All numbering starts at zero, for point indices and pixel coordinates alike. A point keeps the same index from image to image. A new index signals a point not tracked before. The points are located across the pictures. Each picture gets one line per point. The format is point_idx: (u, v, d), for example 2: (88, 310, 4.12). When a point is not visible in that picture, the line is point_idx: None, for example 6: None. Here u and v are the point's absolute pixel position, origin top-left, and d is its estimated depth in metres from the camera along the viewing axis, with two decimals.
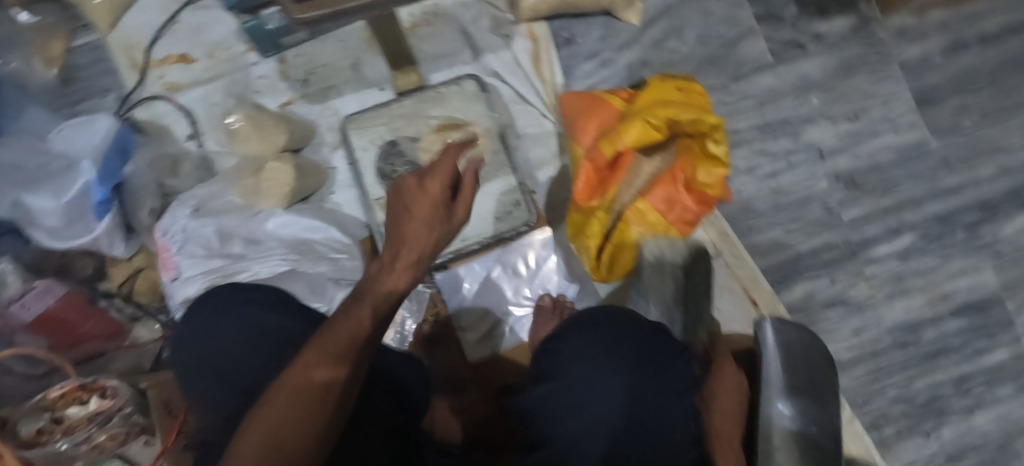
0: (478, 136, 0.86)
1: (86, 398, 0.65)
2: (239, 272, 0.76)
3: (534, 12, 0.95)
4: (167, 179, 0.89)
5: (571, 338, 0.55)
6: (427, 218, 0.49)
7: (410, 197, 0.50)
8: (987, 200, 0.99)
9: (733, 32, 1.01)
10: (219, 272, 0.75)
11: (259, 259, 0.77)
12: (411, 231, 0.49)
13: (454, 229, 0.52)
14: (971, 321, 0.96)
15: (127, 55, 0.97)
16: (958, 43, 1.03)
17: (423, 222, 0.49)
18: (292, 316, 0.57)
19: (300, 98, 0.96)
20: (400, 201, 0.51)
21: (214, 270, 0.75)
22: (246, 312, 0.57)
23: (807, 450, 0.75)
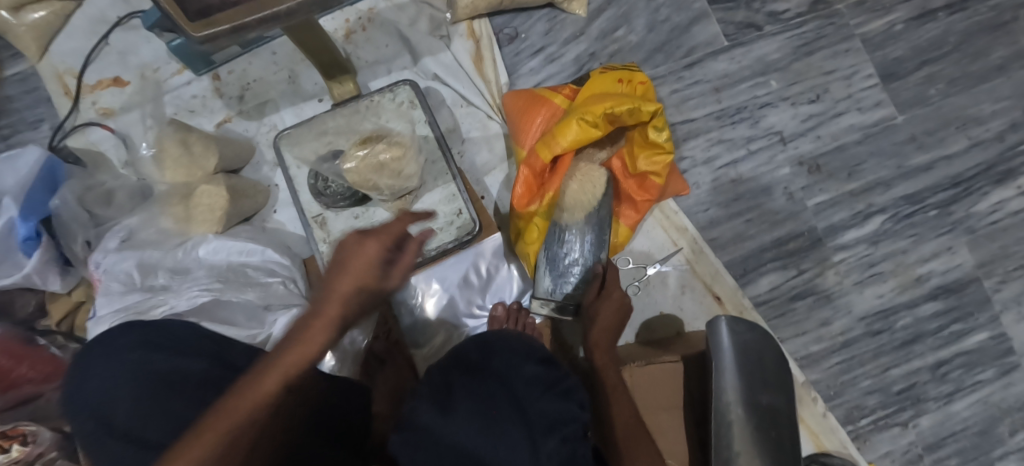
0: (407, 145, 0.81)
1: (7, 446, 0.62)
2: (157, 307, 0.71)
3: (473, 10, 0.92)
4: (98, 210, 0.85)
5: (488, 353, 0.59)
6: (371, 261, 0.46)
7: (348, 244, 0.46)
8: (959, 176, 0.95)
9: (684, 17, 0.97)
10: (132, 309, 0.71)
11: (178, 292, 0.73)
12: (341, 286, 0.45)
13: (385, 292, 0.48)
14: (946, 304, 0.92)
15: (58, 82, 0.94)
16: (922, 12, 0.98)
17: (366, 264, 0.45)
18: (182, 355, 0.58)
19: (237, 115, 0.93)
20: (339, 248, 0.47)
21: (130, 308, 0.71)
22: (129, 356, 0.56)
23: (765, 456, 0.71)
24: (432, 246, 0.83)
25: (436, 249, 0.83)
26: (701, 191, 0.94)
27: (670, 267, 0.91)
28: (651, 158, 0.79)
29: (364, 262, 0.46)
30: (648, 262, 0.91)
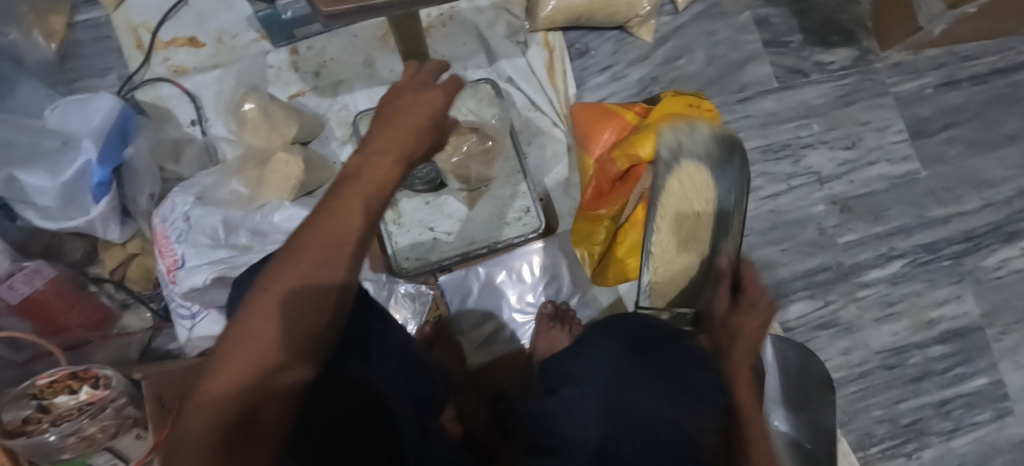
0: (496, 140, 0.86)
1: (77, 388, 0.62)
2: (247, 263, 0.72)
3: (550, 22, 0.96)
4: (167, 165, 0.86)
5: (608, 337, 0.59)
6: (422, 115, 0.55)
7: (406, 98, 0.56)
8: (971, 231, 1.03)
9: (741, 55, 1.04)
10: (223, 262, 0.72)
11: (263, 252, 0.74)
12: (399, 136, 0.53)
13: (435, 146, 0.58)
14: (952, 347, 1.00)
15: (131, 35, 0.94)
16: (950, 80, 1.07)
17: (420, 116, 0.55)
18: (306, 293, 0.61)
19: (310, 90, 0.94)
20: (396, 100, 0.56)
21: (219, 261, 0.72)
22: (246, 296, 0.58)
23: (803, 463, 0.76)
24: (500, 236, 0.88)
25: (501, 241, 0.87)
26: None
27: None
28: None
29: (419, 118, 0.55)
30: None
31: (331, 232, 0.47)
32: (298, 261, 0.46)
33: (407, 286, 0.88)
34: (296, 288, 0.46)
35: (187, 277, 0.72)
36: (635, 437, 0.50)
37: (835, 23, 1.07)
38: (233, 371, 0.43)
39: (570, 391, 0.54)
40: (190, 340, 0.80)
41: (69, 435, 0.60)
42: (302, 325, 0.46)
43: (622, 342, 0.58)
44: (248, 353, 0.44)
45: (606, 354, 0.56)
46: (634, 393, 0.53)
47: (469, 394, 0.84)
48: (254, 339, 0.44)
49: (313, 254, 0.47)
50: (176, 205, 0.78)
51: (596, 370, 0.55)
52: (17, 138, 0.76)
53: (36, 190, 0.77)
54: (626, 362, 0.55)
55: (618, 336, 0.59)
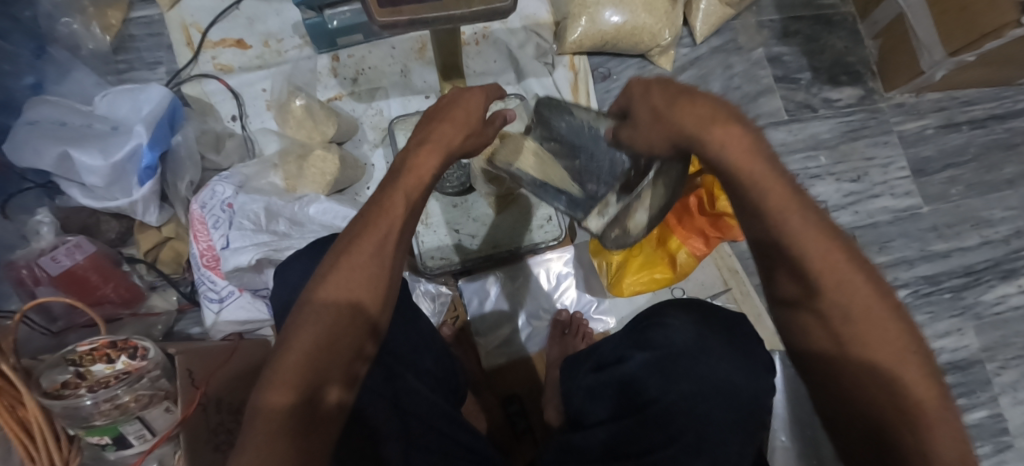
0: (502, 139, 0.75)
1: (114, 357, 0.65)
2: (290, 248, 0.77)
3: (577, 46, 1.03)
4: (210, 155, 0.90)
5: (676, 316, 0.59)
6: (471, 103, 0.59)
7: (460, 91, 0.60)
8: (971, 266, 1.07)
9: (754, 88, 1.10)
10: (267, 245, 0.76)
11: (305, 239, 0.79)
12: (452, 132, 0.58)
13: (486, 136, 0.62)
14: (954, 378, 1.02)
15: (182, 33, 0.99)
16: (950, 124, 1.13)
17: (465, 105, 0.59)
18: None
19: (348, 95, 1.00)
20: (450, 94, 0.60)
21: (263, 244, 0.76)
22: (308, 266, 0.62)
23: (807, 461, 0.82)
24: (523, 243, 0.90)
25: (523, 246, 0.90)
26: None
27: (718, 303, 0.98)
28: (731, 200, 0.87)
29: (452, 126, 0.58)
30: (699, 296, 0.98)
31: (378, 240, 0.51)
32: (347, 277, 0.50)
33: (426, 285, 0.92)
34: (345, 302, 0.49)
35: (232, 256, 0.74)
36: (708, 404, 0.54)
37: (843, 64, 1.13)
38: (288, 382, 0.46)
39: (635, 359, 0.58)
40: (217, 323, 0.83)
41: (104, 401, 0.61)
42: (350, 337, 0.49)
43: (697, 319, 0.59)
44: (307, 351, 0.47)
45: (693, 331, 0.57)
46: (716, 361, 0.55)
47: (486, 394, 0.88)
48: (309, 349, 0.47)
49: (362, 259, 0.51)
50: (216, 193, 0.81)
51: (671, 349, 0.57)
52: (70, 119, 0.82)
53: (84, 168, 0.79)
54: (713, 342, 0.57)
55: (689, 313, 0.60)
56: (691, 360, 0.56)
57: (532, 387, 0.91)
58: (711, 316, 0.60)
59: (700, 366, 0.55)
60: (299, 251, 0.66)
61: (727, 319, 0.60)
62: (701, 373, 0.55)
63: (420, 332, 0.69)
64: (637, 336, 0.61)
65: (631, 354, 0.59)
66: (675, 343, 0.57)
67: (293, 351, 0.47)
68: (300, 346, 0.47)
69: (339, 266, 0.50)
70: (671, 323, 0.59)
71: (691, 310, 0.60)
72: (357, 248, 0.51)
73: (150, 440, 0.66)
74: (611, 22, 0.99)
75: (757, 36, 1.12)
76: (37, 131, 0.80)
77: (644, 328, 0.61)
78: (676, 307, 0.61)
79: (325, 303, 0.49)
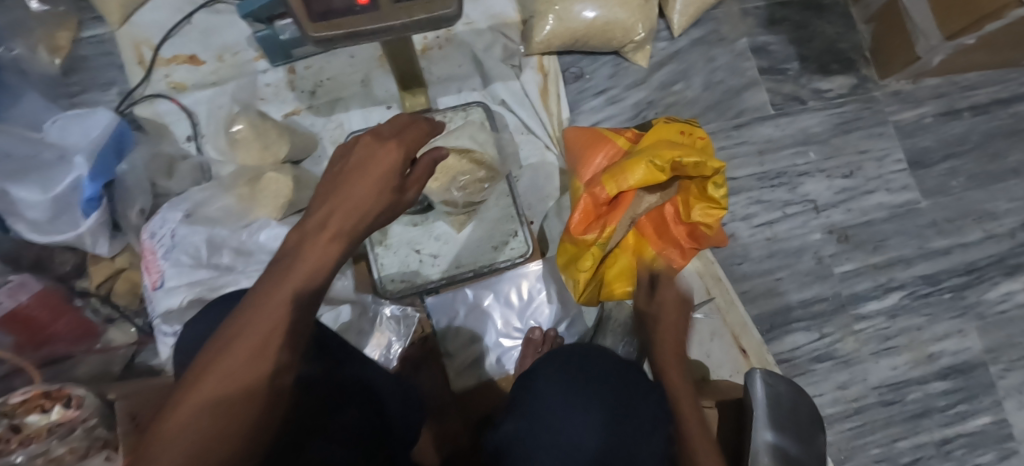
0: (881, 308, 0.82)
1: (49, 407, 0.61)
2: (225, 285, 0.76)
3: (546, 46, 0.97)
4: (160, 180, 0.87)
5: (544, 376, 0.64)
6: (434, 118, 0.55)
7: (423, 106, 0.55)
8: (973, 263, 1.01)
9: (738, 81, 1.03)
10: (202, 284, 0.76)
11: (247, 273, 0.77)
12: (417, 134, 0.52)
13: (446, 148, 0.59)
14: (955, 384, 0.96)
15: (134, 51, 0.96)
16: (951, 111, 1.05)
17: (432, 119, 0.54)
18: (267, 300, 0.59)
19: (306, 109, 0.95)
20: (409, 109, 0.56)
21: (196, 283, 0.76)
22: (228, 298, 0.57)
23: None
24: (489, 260, 0.85)
25: (487, 264, 0.85)
26: (738, 243, 0.98)
27: (701, 314, 0.93)
28: (705, 209, 0.83)
29: (383, 169, 0.48)
30: None
31: (317, 265, 0.44)
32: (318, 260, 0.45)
33: (392, 307, 0.87)
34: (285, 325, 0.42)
35: (163, 297, 0.75)
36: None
37: (834, 51, 1.06)
38: (219, 409, 0.38)
39: (504, 428, 0.61)
40: (172, 356, 0.79)
41: (37, 456, 0.59)
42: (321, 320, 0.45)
43: (566, 374, 0.63)
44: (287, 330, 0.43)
45: (557, 387, 0.62)
46: (575, 418, 0.59)
47: (451, 420, 0.82)
48: (241, 371, 0.40)
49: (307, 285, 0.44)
50: (165, 221, 0.78)
51: (565, 432, 0.58)
52: (15, 148, 0.78)
53: (24, 204, 0.77)
54: (575, 398, 0.60)
55: (562, 368, 0.64)
56: (548, 418, 0.60)
57: None
58: (583, 366, 0.64)
59: (555, 422, 0.59)
60: (228, 294, 0.62)
61: (604, 364, 0.64)
62: (553, 429, 0.59)
63: (331, 374, 0.60)
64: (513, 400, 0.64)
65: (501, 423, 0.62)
66: (535, 405, 0.61)
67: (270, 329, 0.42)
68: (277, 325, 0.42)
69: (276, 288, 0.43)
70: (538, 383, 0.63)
71: (563, 365, 0.64)
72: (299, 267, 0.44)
73: None
74: (580, 18, 0.93)
75: (740, 25, 1.05)
76: None
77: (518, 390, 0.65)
78: (548, 363, 0.65)
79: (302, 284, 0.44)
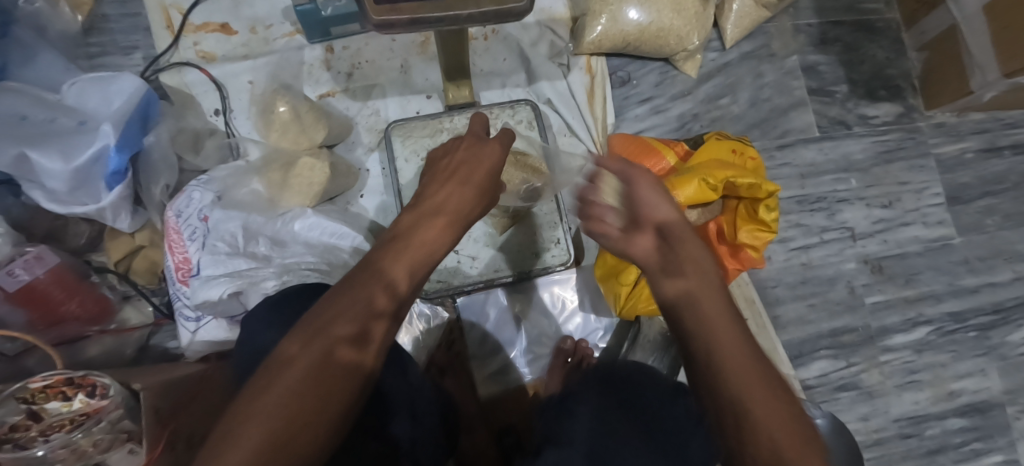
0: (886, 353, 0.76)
1: (71, 394, 0.59)
2: (267, 279, 0.70)
3: (596, 47, 0.93)
4: (187, 156, 0.83)
5: (584, 399, 0.56)
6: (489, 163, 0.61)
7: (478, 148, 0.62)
8: (1000, 303, 1.01)
9: (785, 101, 1.01)
10: (243, 276, 0.70)
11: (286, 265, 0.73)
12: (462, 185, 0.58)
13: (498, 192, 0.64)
14: (972, 422, 0.97)
15: (161, 14, 0.90)
16: (992, 148, 1.04)
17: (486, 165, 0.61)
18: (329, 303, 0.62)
19: (342, 92, 0.91)
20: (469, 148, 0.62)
21: (238, 275, 0.70)
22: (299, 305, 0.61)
23: None
24: (526, 267, 0.85)
25: (525, 271, 0.85)
26: (773, 266, 0.96)
27: None
28: (754, 232, 0.82)
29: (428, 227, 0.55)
30: None
31: (358, 300, 0.49)
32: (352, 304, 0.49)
33: (421, 306, 0.85)
34: (323, 362, 0.46)
35: (202, 288, 0.69)
36: None
37: (883, 77, 1.04)
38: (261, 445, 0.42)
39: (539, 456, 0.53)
40: (193, 342, 0.76)
41: (60, 448, 0.55)
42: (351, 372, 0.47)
43: (606, 400, 0.56)
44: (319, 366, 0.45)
45: (597, 412, 0.54)
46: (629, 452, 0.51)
47: (477, 429, 0.81)
48: (275, 411, 0.43)
49: (348, 325, 0.48)
50: (192, 201, 0.75)
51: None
52: (31, 112, 0.73)
53: (45, 172, 0.72)
54: (619, 421, 0.54)
55: (605, 393, 0.57)
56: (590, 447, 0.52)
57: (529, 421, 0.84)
58: (625, 395, 0.57)
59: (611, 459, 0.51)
60: (272, 296, 0.63)
61: (653, 390, 0.58)
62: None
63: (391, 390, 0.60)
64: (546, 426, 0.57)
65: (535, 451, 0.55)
66: (567, 431, 0.54)
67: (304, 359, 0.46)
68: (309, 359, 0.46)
69: (320, 328, 0.47)
70: (576, 407, 0.56)
71: (604, 388, 0.57)
72: (341, 309, 0.48)
73: None
74: (633, 22, 0.90)
75: (791, 42, 1.02)
76: None
77: (552, 414, 0.58)
78: (587, 387, 0.58)
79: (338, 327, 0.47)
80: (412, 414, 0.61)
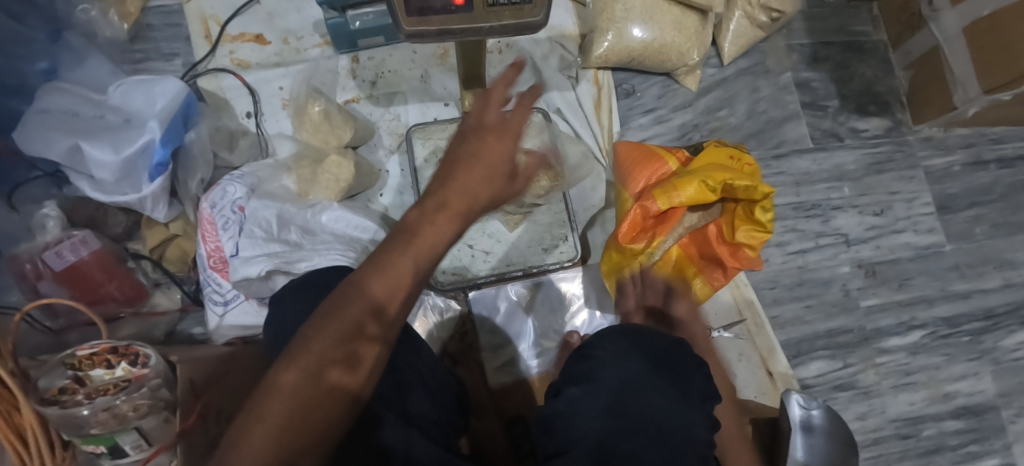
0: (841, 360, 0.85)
1: (114, 362, 0.62)
2: (300, 260, 0.76)
3: (603, 61, 1.00)
4: (222, 153, 0.89)
5: (607, 342, 0.61)
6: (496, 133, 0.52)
7: (478, 132, 0.52)
8: (991, 310, 1.04)
9: (780, 113, 1.07)
10: (278, 257, 0.75)
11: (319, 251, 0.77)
12: (473, 180, 0.50)
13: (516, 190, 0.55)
14: (968, 424, 0.99)
15: (201, 25, 0.97)
16: (979, 162, 1.10)
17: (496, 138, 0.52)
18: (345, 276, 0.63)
19: (366, 98, 0.97)
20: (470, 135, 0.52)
21: (275, 255, 0.75)
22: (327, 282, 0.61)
23: None
24: (537, 263, 0.88)
25: (537, 266, 0.88)
26: (771, 268, 1.01)
27: (732, 334, 0.96)
28: (750, 231, 0.87)
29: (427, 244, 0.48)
30: (713, 326, 0.96)
31: (349, 319, 0.45)
32: (333, 323, 0.45)
33: (435, 298, 0.91)
34: (308, 391, 0.43)
35: (242, 266, 0.74)
36: (645, 438, 0.54)
37: (872, 93, 1.11)
38: None
39: (565, 394, 0.57)
40: (220, 327, 0.80)
41: (102, 411, 0.59)
42: (332, 395, 0.44)
43: (629, 341, 0.61)
44: (304, 394, 0.43)
45: (617, 355, 0.59)
46: (652, 393, 0.56)
47: (489, 416, 0.85)
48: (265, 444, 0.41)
49: (335, 352, 0.45)
50: (227, 194, 0.80)
51: (652, 400, 0.56)
52: (83, 110, 0.81)
53: (95, 163, 0.77)
54: (640, 358, 0.59)
55: (630, 338, 0.61)
56: (618, 384, 0.57)
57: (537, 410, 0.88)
58: (646, 338, 0.61)
59: (642, 396, 0.56)
60: (292, 284, 0.63)
61: (666, 334, 0.63)
62: (641, 401, 0.56)
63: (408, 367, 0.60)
64: (572, 367, 0.61)
65: (558, 391, 0.59)
66: (595, 372, 0.58)
67: (284, 384, 0.43)
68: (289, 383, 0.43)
69: (300, 353, 0.44)
70: (597, 351, 0.60)
71: (624, 334, 0.62)
72: (327, 331, 0.45)
73: (147, 449, 0.65)
74: (638, 39, 0.97)
75: (785, 60, 1.09)
76: (50, 119, 0.78)
77: (576, 359, 0.61)
78: (610, 333, 0.62)
79: (326, 349, 0.44)
80: (426, 386, 0.61)
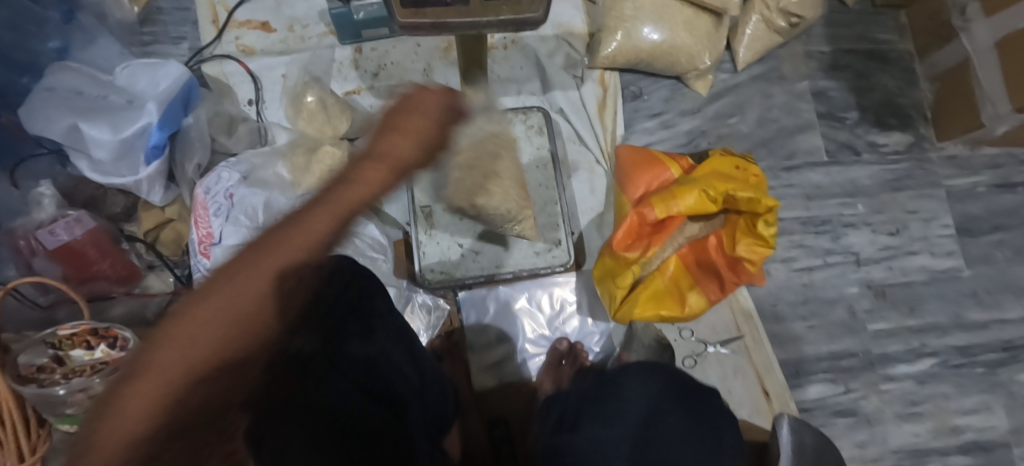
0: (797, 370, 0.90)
1: (93, 344, 0.63)
2: None
3: (609, 62, 0.97)
4: (220, 138, 0.90)
5: (632, 374, 0.65)
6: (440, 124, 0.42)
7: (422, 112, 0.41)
8: (1009, 341, 0.99)
9: (794, 123, 1.03)
10: None
11: None
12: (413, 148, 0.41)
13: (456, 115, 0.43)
14: (976, 459, 0.94)
15: (209, 10, 0.98)
16: (1005, 184, 1.04)
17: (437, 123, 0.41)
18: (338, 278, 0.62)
19: (367, 89, 0.97)
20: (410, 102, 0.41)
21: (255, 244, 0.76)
22: None
23: None
24: (529, 267, 0.86)
25: (528, 269, 0.86)
26: (773, 284, 0.97)
27: (729, 350, 0.92)
28: (752, 245, 0.83)
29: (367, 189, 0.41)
30: (708, 340, 0.93)
31: (243, 283, 0.39)
32: (228, 286, 0.39)
33: (424, 296, 0.89)
34: (201, 364, 0.37)
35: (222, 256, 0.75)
36: None
37: (894, 106, 1.05)
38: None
39: (583, 432, 0.61)
40: None
41: (77, 391, 0.61)
42: (231, 367, 0.38)
43: (655, 378, 0.65)
44: (185, 366, 0.36)
45: (646, 390, 0.63)
46: (675, 435, 0.60)
47: (472, 416, 0.84)
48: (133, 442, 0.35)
49: (221, 322, 0.38)
50: (220, 180, 0.79)
51: (672, 440, 0.60)
52: (87, 89, 0.82)
53: (92, 141, 0.78)
54: (665, 400, 0.63)
55: (658, 376, 0.65)
56: (642, 423, 0.61)
57: (520, 414, 0.87)
58: (671, 377, 0.66)
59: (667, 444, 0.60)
60: None
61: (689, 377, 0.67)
62: (664, 449, 0.59)
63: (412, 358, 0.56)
64: (594, 397, 0.64)
65: (576, 429, 0.61)
66: (623, 403, 0.62)
67: (161, 357, 0.36)
68: (168, 357, 0.36)
69: (177, 327, 0.37)
70: (625, 382, 0.64)
71: (651, 368, 0.66)
72: (218, 308, 0.38)
73: None
74: (649, 40, 0.94)
75: (803, 67, 1.05)
76: (54, 97, 0.80)
77: (600, 387, 0.65)
78: (635, 365, 0.66)
79: (210, 316, 0.38)
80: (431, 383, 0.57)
